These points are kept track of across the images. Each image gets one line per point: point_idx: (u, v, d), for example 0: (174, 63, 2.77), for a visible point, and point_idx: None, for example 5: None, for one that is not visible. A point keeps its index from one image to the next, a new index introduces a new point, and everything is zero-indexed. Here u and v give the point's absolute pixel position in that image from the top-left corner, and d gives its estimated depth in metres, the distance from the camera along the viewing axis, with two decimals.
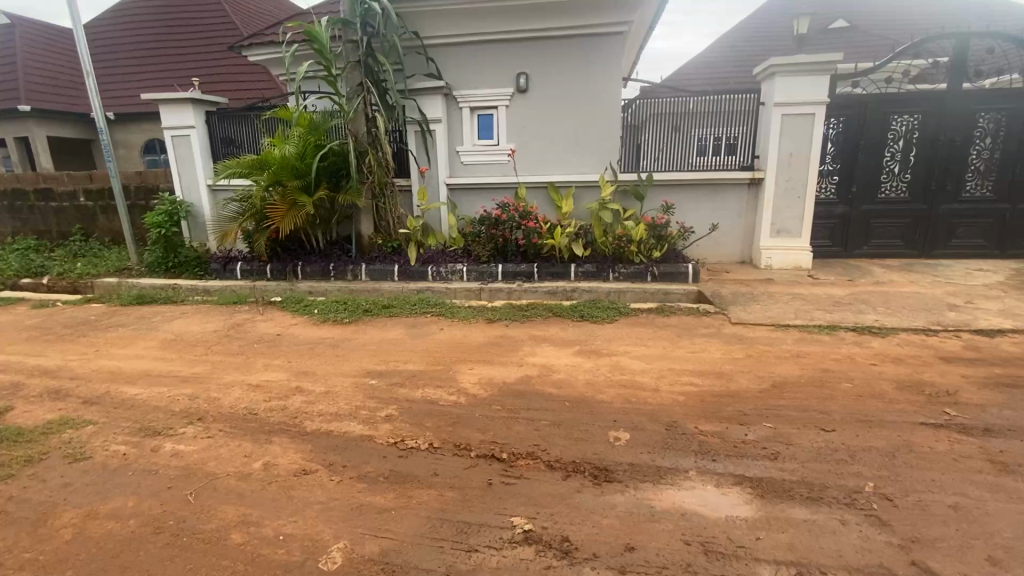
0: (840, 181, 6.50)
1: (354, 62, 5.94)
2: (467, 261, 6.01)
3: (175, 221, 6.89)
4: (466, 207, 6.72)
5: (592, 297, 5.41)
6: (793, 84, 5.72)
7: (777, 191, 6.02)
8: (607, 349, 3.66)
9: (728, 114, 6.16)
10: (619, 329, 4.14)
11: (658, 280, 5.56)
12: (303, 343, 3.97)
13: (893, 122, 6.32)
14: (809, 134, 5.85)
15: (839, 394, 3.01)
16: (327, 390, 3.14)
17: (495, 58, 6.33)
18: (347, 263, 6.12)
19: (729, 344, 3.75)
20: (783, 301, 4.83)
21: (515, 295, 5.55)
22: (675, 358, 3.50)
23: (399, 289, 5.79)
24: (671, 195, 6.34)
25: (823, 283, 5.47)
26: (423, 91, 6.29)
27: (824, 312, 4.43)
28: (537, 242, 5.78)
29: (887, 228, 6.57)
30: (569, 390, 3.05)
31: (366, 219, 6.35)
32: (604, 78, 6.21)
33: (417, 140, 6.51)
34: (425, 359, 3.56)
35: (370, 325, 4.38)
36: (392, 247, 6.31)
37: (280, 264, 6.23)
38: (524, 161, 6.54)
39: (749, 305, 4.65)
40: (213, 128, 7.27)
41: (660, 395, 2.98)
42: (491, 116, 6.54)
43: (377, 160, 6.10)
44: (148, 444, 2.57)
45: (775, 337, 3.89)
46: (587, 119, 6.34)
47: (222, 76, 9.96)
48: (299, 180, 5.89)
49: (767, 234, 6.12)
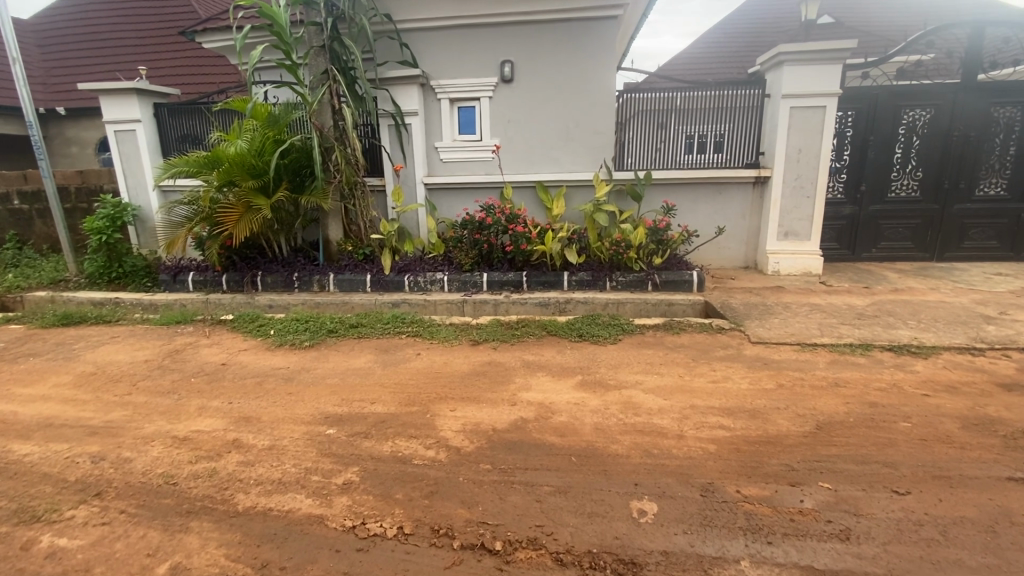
0: (849, 179, 6.07)
1: (318, 48, 5.30)
2: (447, 269, 5.41)
3: (118, 226, 6.12)
4: (447, 209, 6.11)
5: (587, 309, 4.87)
6: (806, 74, 5.25)
7: (784, 191, 5.55)
8: (614, 380, 3.09)
9: (731, 110, 5.70)
10: (624, 352, 3.56)
11: (660, 290, 5.04)
12: (251, 375, 3.32)
13: (904, 117, 5.90)
14: (819, 128, 5.38)
15: (900, 438, 2.49)
16: (272, 444, 2.50)
17: (477, 44, 5.72)
18: (313, 272, 5.48)
19: (755, 371, 3.22)
20: (801, 313, 4.33)
21: (502, 308, 4.98)
22: (696, 391, 2.94)
23: (371, 303, 5.16)
24: (671, 196, 5.82)
25: (839, 291, 5.00)
26: (397, 81, 5.65)
27: (851, 327, 3.93)
28: (525, 248, 5.18)
29: (897, 229, 6.16)
30: (576, 439, 2.47)
31: (334, 223, 5.70)
32: (597, 68, 5.65)
33: (391, 135, 5.84)
34: (396, 397, 2.94)
35: (333, 351, 3.72)
36: (365, 254, 5.66)
37: (237, 274, 5.56)
38: (510, 159, 5.96)
39: (765, 320, 4.14)
40: (163, 121, 6.52)
41: (686, 445, 2.42)
42: (473, 109, 5.92)
43: (345, 157, 5.45)
44: (17, 538, 1.92)
45: (805, 361, 3.37)
46: (579, 112, 5.77)
47: (177, 67, 9.11)
48: (257, 180, 5.19)
49: (774, 237, 5.64)
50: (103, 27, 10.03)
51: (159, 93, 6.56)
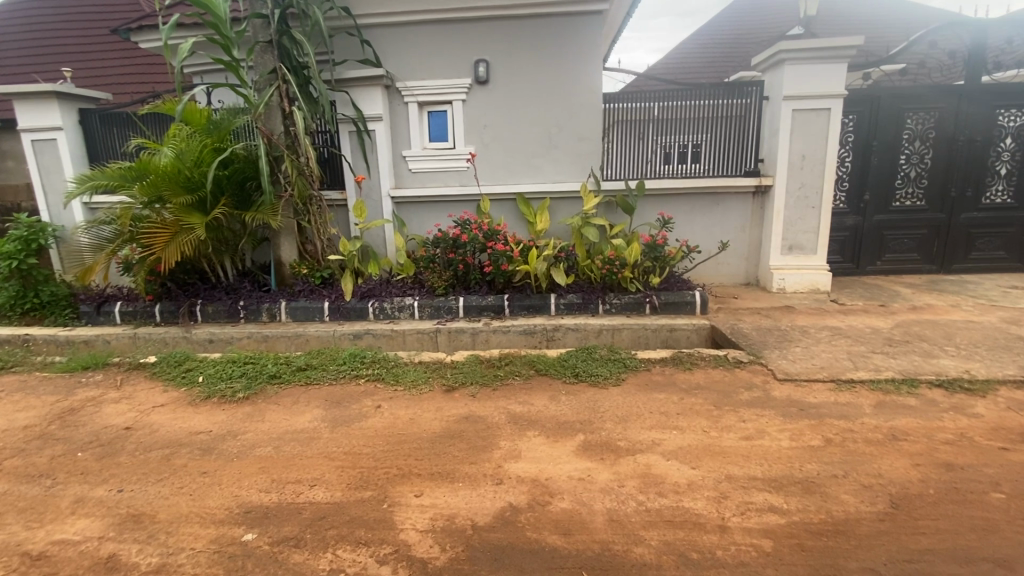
0: (851, 188, 5.65)
1: (265, 43, 4.65)
2: (418, 293, 4.74)
3: (34, 249, 5.24)
4: (417, 225, 5.45)
5: (579, 337, 4.28)
6: (809, 74, 4.81)
7: (787, 200, 5.07)
8: (624, 440, 2.46)
9: (726, 118, 5.24)
10: (630, 396, 2.94)
11: (659, 313, 4.46)
12: (160, 448, 2.59)
13: (909, 120, 5.52)
14: (824, 132, 4.93)
15: (1002, 519, 1.91)
16: (162, 564, 1.79)
17: (447, 41, 5.12)
18: (261, 300, 4.76)
19: (793, 421, 2.63)
20: (824, 339, 3.79)
21: (482, 338, 4.35)
22: (728, 455, 2.33)
23: (328, 335, 4.45)
24: (665, 208, 5.30)
25: (855, 311, 4.51)
26: (358, 81, 5.00)
27: (885, 357, 3.40)
28: (506, 268, 4.55)
29: (903, 240, 5.75)
30: (585, 539, 1.82)
31: (287, 243, 4.98)
32: (582, 67, 5.10)
33: (353, 143, 5.18)
34: (344, 475, 2.25)
35: (273, 406, 3.02)
36: (322, 278, 4.95)
37: (172, 303, 4.81)
38: (488, 168, 5.35)
39: (786, 349, 3.58)
40: (90, 128, 5.72)
41: (734, 544, 1.80)
42: (444, 113, 5.31)
43: (296, 167, 4.74)
44: None
45: (846, 404, 2.81)
46: (562, 116, 5.21)
47: (106, 60, 8.07)
48: (192, 195, 4.43)
49: (778, 251, 5.14)
50: (20, 10, 8.71)
51: (86, 97, 5.78)
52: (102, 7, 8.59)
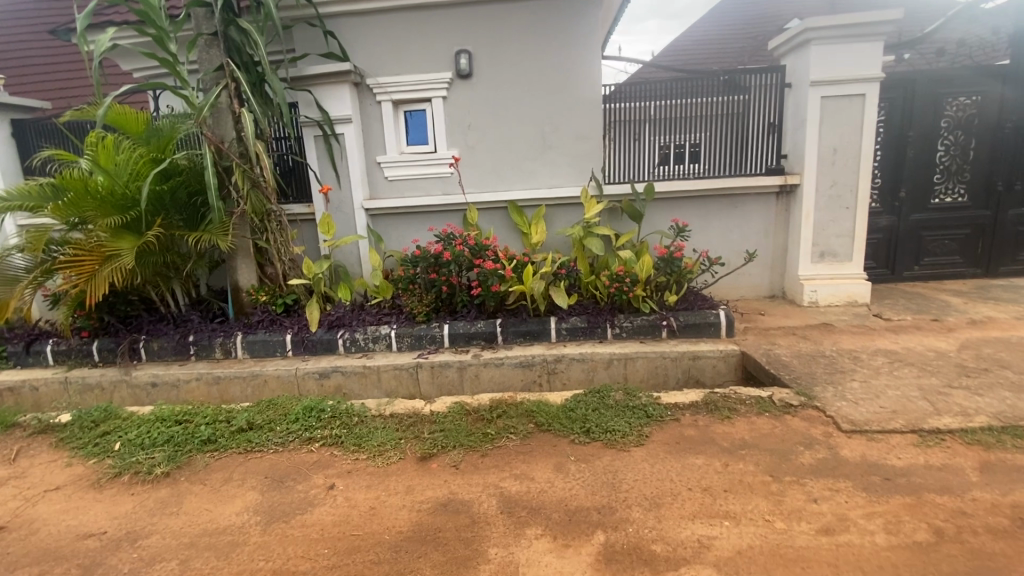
0: (884, 184, 5.01)
1: (210, 36, 4.02)
2: (396, 320, 4.07)
3: None
4: (395, 240, 4.79)
5: (585, 370, 3.62)
6: (839, 55, 4.18)
7: (818, 201, 4.42)
8: (659, 543, 1.79)
9: (743, 109, 4.59)
10: (658, 463, 2.27)
11: (678, 337, 3.80)
12: (28, 566, 1.91)
13: (947, 107, 4.90)
14: (857, 121, 4.30)
15: None
16: None
17: (422, 31, 4.47)
18: (214, 333, 4.10)
19: (881, 501, 1.97)
20: (884, 368, 3.13)
21: (470, 373, 3.69)
22: (810, 568, 1.66)
23: (289, 374, 3.77)
24: (678, 213, 4.65)
25: (907, 329, 3.85)
26: (321, 78, 4.35)
27: (968, 395, 2.74)
28: (498, 290, 3.88)
29: (943, 241, 5.11)
30: None
31: (245, 266, 4.29)
32: (579, 55, 4.47)
33: (320, 149, 4.53)
34: None
35: (197, 488, 2.33)
36: (285, 305, 4.28)
37: (111, 339, 4.14)
38: (474, 174, 4.70)
39: (841, 385, 2.92)
40: (24, 141, 5.03)
41: None
42: (422, 112, 4.66)
43: (248, 179, 4.06)
44: None
45: (942, 470, 2.15)
46: (557, 111, 4.57)
47: (53, 67, 7.35)
48: (124, 215, 3.75)
49: (808, 259, 4.47)
50: None
51: (20, 107, 5.11)
52: (50, 8, 7.85)
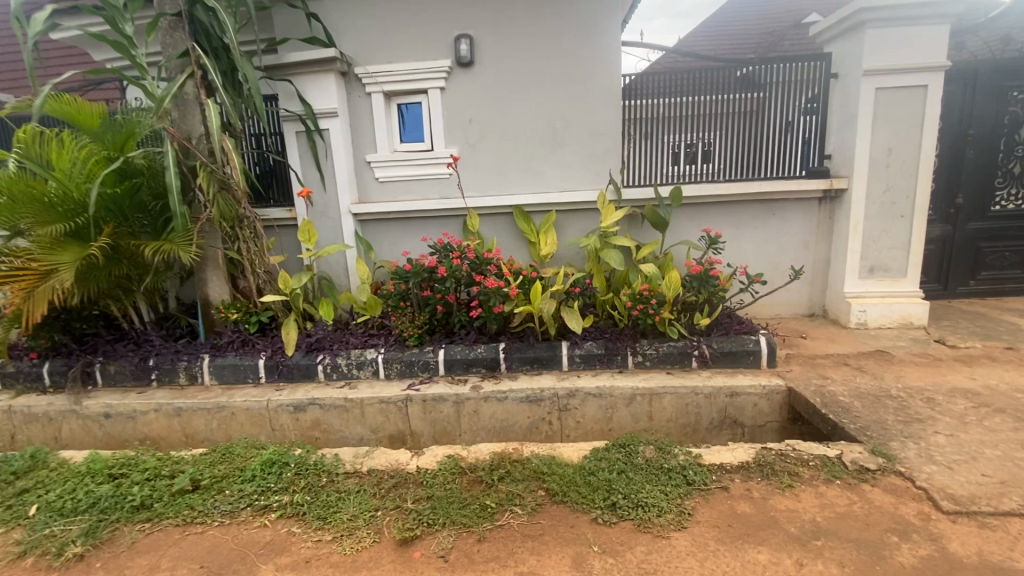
0: (938, 189, 4.43)
1: (174, 16, 3.49)
2: (384, 343, 3.55)
3: None
4: (387, 249, 4.26)
5: (604, 406, 3.09)
6: (898, 39, 3.61)
7: (869, 209, 3.85)
8: None
9: (783, 102, 4.02)
10: (710, 562, 1.73)
11: (711, 368, 3.26)
12: None
13: (1012, 102, 4.32)
14: (917, 116, 3.73)
15: None
16: None
17: (418, 14, 3.95)
18: (177, 356, 3.59)
19: None
20: (969, 416, 2.57)
21: (468, 407, 3.16)
22: None
23: (259, 407, 3.24)
24: (706, 222, 4.10)
25: (980, 360, 3.28)
26: (302, 66, 3.82)
27: None
28: (502, 311, 3.34)
29: (1002, 253, 4.53)
30: None
31: (214, 279, 3.76)
32: (595, 41, 3.91)
33: (302, 147, 4.01)
34: None
35: None
36: (258, 324, 3.75)
37: (62, 362, 3.63)
38: (475, 175, 4.16)
39: (923, 440, 2.36)
40: None
41: None
42: (417, 106, 4.14)
43: (215, 180, 3.52)
44: None
45: None
46: (570, 104, 4.02)
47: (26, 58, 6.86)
48: (68, 223, 3.23)
49: (856, 275, 3.91)
50: None
51: None
52: None
